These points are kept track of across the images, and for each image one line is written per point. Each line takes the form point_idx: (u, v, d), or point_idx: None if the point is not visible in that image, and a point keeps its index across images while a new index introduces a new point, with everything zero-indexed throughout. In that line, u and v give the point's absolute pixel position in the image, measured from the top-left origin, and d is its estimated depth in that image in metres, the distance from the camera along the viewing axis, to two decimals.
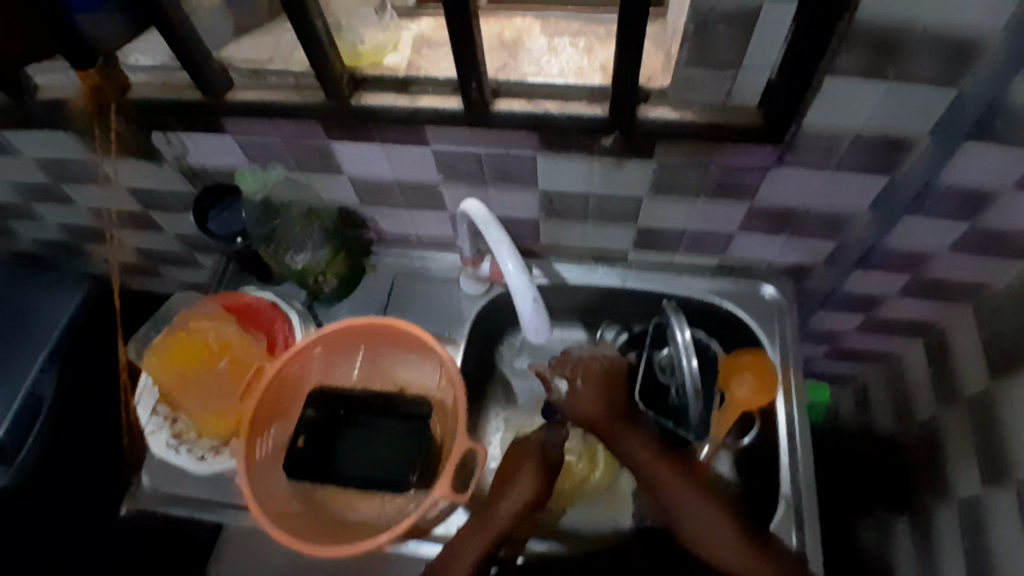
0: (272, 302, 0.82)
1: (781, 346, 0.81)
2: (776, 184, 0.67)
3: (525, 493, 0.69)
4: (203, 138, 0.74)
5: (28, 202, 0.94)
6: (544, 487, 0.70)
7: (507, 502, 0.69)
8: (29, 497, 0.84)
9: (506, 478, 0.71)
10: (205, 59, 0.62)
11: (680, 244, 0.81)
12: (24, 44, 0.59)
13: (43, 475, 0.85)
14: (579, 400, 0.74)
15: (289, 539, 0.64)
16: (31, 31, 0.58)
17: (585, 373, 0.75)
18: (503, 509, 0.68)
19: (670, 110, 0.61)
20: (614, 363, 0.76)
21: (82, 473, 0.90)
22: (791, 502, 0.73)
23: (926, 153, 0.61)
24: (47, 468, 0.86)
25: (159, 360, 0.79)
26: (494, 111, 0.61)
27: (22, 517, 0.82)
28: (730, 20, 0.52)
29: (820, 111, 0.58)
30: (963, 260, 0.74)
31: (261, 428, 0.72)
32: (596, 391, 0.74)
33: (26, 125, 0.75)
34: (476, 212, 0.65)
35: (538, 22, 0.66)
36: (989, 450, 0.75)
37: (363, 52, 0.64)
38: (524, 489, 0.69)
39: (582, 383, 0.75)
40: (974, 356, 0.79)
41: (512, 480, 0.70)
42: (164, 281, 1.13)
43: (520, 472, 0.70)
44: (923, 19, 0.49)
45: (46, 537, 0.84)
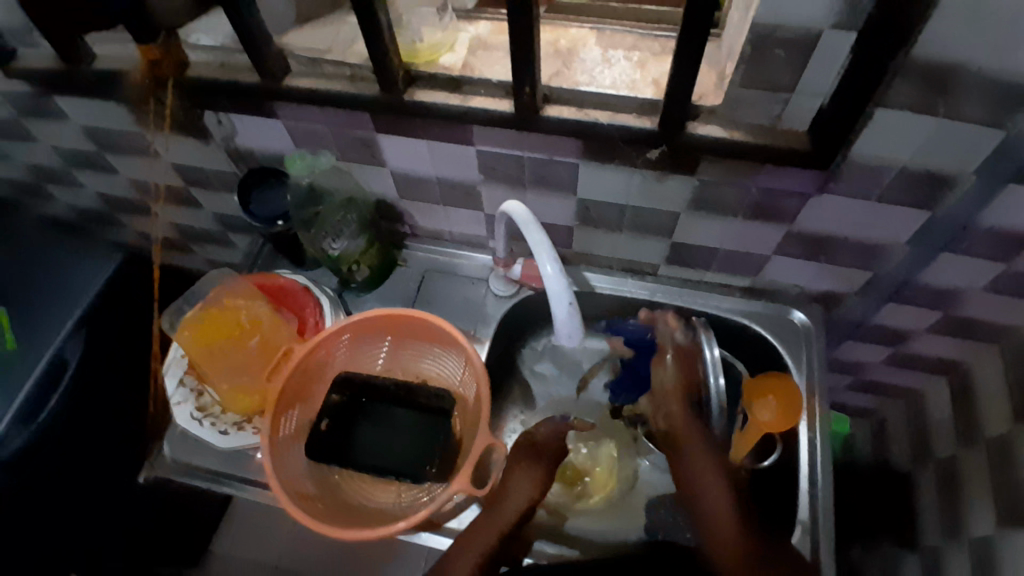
0: (304, 286, 0.84)
1: (806, 371, 0.81)
2: (817, 209, 0.67)
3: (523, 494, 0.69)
4: (253, 121, 0.75)
5: (74, 169, 0.96)
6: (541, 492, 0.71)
7: (510, 504, 0.69)
8: (36, 478, 0.79)
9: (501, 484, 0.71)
10: (266, 44, 0.64)
11: (712, 262, 0.81)
12: None
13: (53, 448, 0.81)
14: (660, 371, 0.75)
15: (307, 519, 0.65)
16: None
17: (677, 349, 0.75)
18: (508, 508, 0.69)
19: (719, 128, 0.61)
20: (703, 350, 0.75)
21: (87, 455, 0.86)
22: (807, 528, 0.73)
23: (970, 191, 0.60)
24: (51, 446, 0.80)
25: (191, 334, 0.79)
26: (543, 116, 0.62)
27: (24, 499, 0.78)
28: (788, 44, 0.53)
29: (867, 141, 0.58)
30: (997, 303, 0.73)
31: (286, 407, 0.73)
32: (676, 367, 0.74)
33: (83, 95, 0.78)
34: (516, 212, 0.65)
35: (592, 31, 0.67)
36: (1007, 495, 0.74)
37: (419, 50, 0.66)
38: (516, 500, 0.69)
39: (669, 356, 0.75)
40: (997, 400, 0.78)
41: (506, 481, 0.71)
42: (196, 258, 1.16)
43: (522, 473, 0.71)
44: (979, 59, 0.49)
45: (46, 517, 0.81)
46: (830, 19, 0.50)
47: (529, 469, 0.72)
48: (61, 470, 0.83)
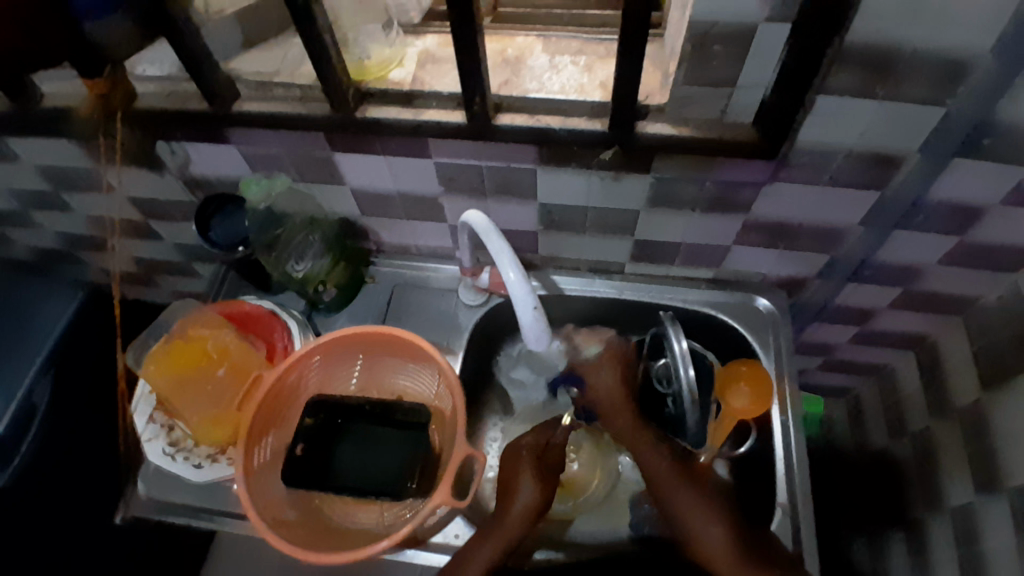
0: (270, 311, 0.83)
1: (775, 357, 0.83)
2: (772, 198, 0.69)
3: (527, 498, 0.68)
4: (206, 148, 0.74)
5: (26, 209, 0.94)
6: (548, 491, 0.70)
7: (519, 506, 0.68)
8: (25, 517, 0.79)
9: (512, 491, 0.70)
10: (213, 71, 0.63)
11: (676, 256, 0.83)
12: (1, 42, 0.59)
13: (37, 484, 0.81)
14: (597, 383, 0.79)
15: (290, 548, 0.64)
16: None
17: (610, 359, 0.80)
18: (516, 510, 0.68)
19: (667, 126, 0.62)
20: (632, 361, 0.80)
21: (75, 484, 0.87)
22: (788, 510, 0.74)
23: (917, 168, 0.62)
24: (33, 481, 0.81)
25: (157, 367, 0.77)
26: (496, 125, 0.62)
27: (21, 531, 0.78)
28: (727, 40, 0.54)
29: (813, 127, 0.60)
30: (953, 274, 0.76)
31: (259, 435, 0.72)
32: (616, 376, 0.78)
33: (29, 134, 0.76)
34: (476, 221, 0.66)
35: (539, 39, 0.68)
36: (982, 460, 0.76)
37: (369, 66, 0.66)
38: (526, 503, 0.68)
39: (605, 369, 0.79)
40: (964, 369, 0.81)
41: (512, 486, 0.70)
42: (161, 290, 1.13)
43: (522, 476, 0.70)
44: (913, 40, 0.51)
45: (47, 546, 0.81)
46: (766, 13, 0.51)
47: (535, 473, 0.70)
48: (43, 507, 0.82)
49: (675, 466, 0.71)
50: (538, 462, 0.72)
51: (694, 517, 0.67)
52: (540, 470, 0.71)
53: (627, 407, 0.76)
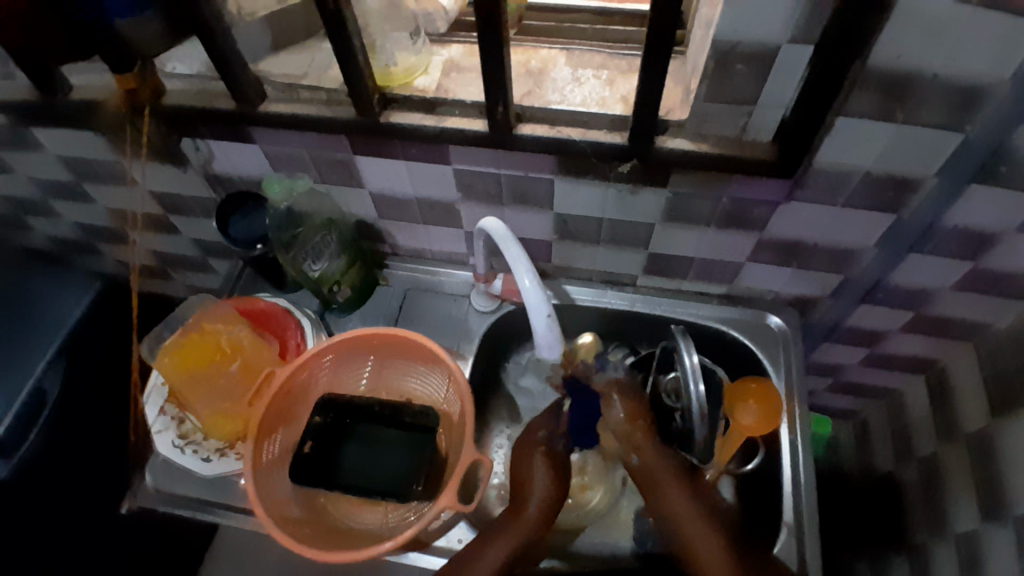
0: (285, 308, 0.85)
1: (785, 375, 0.82)
2: (787, 217, 0.69)
3: (536, 510, 0.69)
4: (230, 146, 0.76)
5: (50, 199, 0.96)
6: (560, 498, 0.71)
7: (529, 515, 0.69)
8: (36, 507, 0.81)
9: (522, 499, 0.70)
10: (242, 71, 0.65)
11: (689, 270, 0.83)
12: (38, 35, 0.61)
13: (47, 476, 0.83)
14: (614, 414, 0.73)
15: (293, 544, 0.65)
16: (30, 26, 0.61)
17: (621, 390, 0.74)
18: (528, 518, 0.69)
19: (686, 141, 0.63)
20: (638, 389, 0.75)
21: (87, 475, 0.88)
22: (793, 529, 0.74)
23: (932, 193, 0.63)
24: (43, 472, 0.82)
25: (171, 360, 0.77)
26: (516, 134, 0.63)
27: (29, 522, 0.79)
28: (748, 59, 0.55)
29: (831, 148, 0.60)
30: (966, 299, 0.76)
31: (269, 432, 0.73)
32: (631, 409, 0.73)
33: (59, 125, 0.78)
34: (493, 228, 0.66)
35: (562, 52, 0.69)
36: (988, 487, 0.76)
37: (394, 73, 0.67)
38: (533, 511, 0.69)
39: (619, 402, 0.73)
40: (974, 395, 0.80)
41: (522, 498, 0.70)
42: (176, 284, 1.15)
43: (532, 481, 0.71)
44: (933, 65, 0.51)
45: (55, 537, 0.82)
46: (788, 34, 0.52)
47: (543, 483, 0.71)
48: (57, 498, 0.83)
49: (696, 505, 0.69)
50: (550, 466, 0.72)
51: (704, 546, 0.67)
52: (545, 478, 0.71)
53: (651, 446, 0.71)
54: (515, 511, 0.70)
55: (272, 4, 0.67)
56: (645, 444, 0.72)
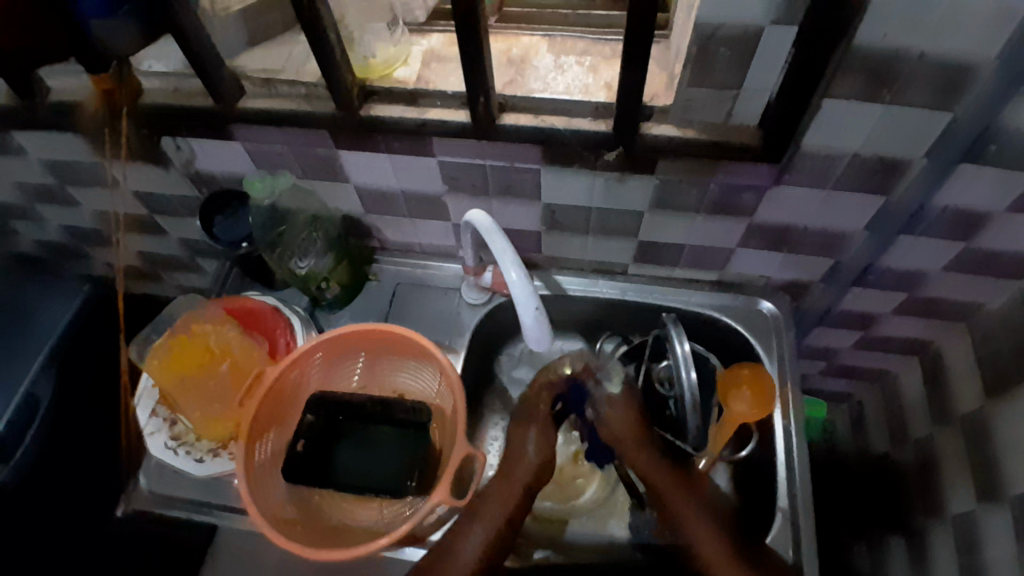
0: (273, 306, 0.83)
1: (778, 361, 0.82)
2: (776, 202, 0.69)
3: (533, 460, 0.72)
4: (213, 145, 0.75)
5: (33, 203, 0.94)
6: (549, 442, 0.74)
7: (524, 464, 0.72)
8: (31, 514, 0.81)
9: (510, 473, 0.72)
10: (219, 68, 0.64)
11: (680, 258, 0.82)
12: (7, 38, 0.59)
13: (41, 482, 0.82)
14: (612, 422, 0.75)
15: (288, 544, 0.65)
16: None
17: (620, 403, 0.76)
18: (519, 468, 0.72)
19: (672, 128, 0.62)
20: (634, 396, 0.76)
21: (82, 480, 0.88)
22: (788, 515, 0.74)
23: (921, 175, 0.62)
24: (36, 481, 0.82)
25: (160, 362, 0.78)
26: (499, 125, 0.62)
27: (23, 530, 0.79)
28: (732, 43, 0.54)
29: (818, 130, 0.59)
30: (958, 281, 0.75)
31: (261, 432, 0.73)
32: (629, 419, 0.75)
33: (37, 129, 0.76)
34: (480, 221, 0.66)
35: (544, 39, 0.68)
36: (984, 469, 0.76)
37: (372, 66, 0.66)
38: (520, 480, 0.71)
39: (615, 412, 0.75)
40: (968, 376, 0.80)
41: (515, 453, 0.73)
42: (166, 285, 1.14)
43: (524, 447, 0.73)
44: (920, 44, 0.50)
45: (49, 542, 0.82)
46: (771, 17, 0.51)
47: (529, 462, 0.72)
48: (51, 505, 0.83)
49: (699, 510, 0.70)
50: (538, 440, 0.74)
51: (708, 542, 0.68)
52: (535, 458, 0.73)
53: (648, 453, 0.72)
54: (501, 480, 0.72)
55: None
56: (642, 445, 0.73)
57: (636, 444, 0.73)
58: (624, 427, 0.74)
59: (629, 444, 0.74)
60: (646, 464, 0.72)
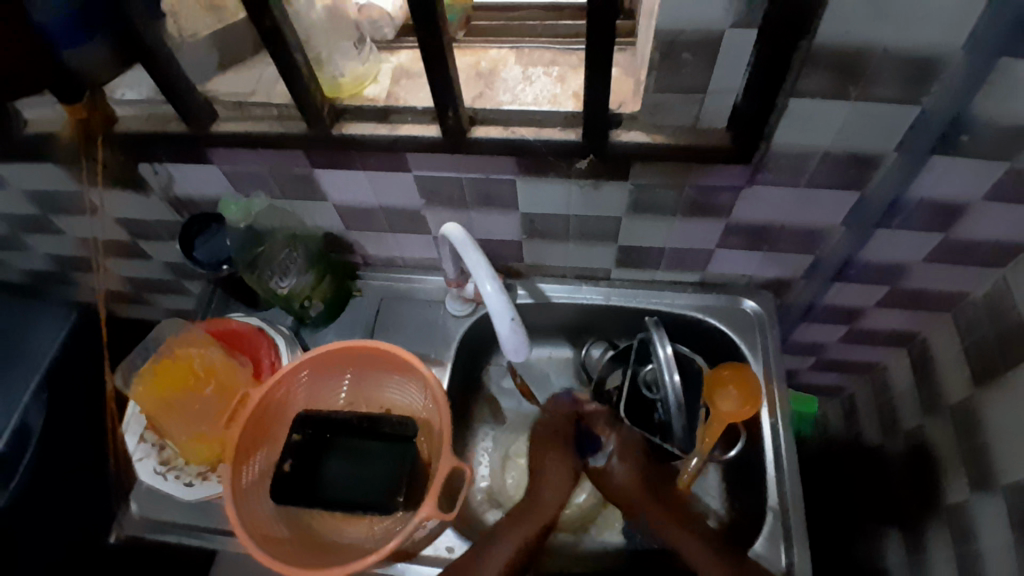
0: (258, 328, 0.83)
1: (763, 358, 0.82)
2: (751, 201, 0.69)
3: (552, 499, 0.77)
4: (190, 168, 0.75)
5: (16, 231, 0.95)
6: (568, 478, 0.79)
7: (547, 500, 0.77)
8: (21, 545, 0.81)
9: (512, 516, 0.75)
10: (191, 93, 0.64)
11: (660, 261, 0.83)
12: None
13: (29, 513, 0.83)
14: (615, 473, 0.78)
15: (277, 565, 0.64)
16: None
17: (620, 445, 0.79)
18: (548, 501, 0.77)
19: (641, 134, 0.63)
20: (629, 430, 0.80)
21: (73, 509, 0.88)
22: (779, 514, 0.73)
23: (892, 169, 0.62)
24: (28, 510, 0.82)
25: (144, 386, 0.78)
26: (471, 137, 0.63)
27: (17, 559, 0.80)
28: (695, 47, 0.54)
29: (787, 129, 0.60)
30: (938, 271, 0.76)
31: (248, 453, 0.73)
32: (632, 466, 0.78)
33: (14, 158, 0.77)
34: (455, 234, 0.66)
35: (512, 51, 0.68)
36: (976, 457, 0.76)
37: (343, 83, 0.66)
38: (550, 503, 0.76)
39: (617, 459, 0.78)
40: (955, 365, 0.80)
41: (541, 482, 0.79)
42: (153, 308, 1.14)
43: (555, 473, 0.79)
44: (881, 40, 0.51)
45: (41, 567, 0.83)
46: (731, 19, 0.51)
47: (544, 490, 0.78)
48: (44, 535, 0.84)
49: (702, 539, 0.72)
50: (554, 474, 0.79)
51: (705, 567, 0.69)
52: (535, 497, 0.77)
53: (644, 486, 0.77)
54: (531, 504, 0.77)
55: (213, 24, 0.67)
56: (644, 490, 0.76)
57: (641, 488, 0.76)
58: (629, 481, 0.77)
59: (639, 497, 0.76)
60: (648, 501, 0.76)
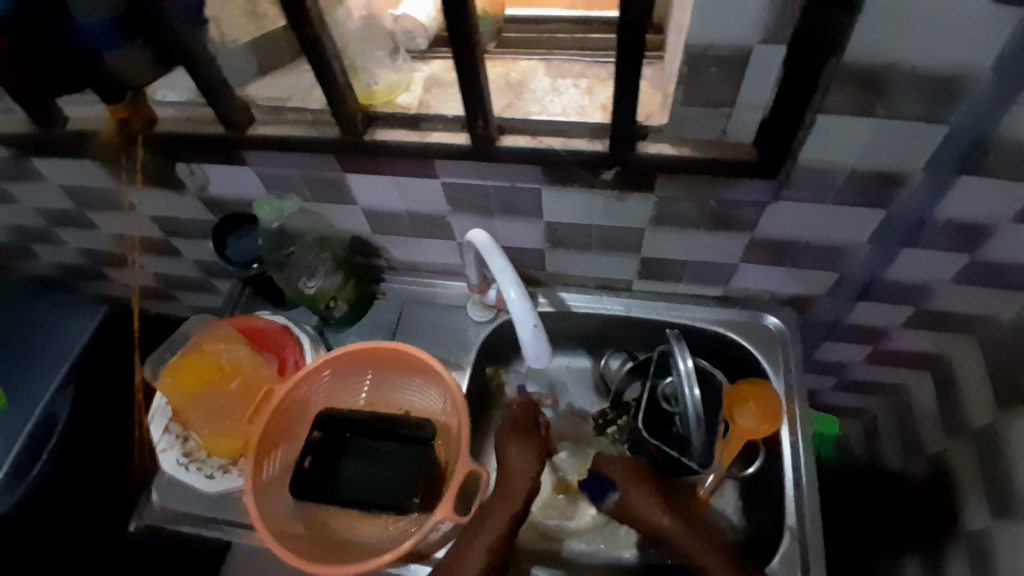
0: (283, 326, 0.85)
1: (784, 375, 0.82)
2: (774, 217, 0.69)
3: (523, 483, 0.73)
4: (224, 169, 0.78)
5: (56, 226, 0.98)
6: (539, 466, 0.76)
7: (516, 485, 0.73)
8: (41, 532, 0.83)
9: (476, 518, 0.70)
10: (228, 96, 0.67)
11: (682, 274, 0.83)
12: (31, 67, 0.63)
13: (49, 502, 0.84)
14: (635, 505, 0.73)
15: (293, 559, 0.65)
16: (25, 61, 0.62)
17: (628, 475, 0.74)
18: (518, 486, 0.73)
19: (667, 146, 0.64)
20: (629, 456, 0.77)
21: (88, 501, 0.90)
22: (796, 532, 0.73)
23: (919, 187, 0.62)
24: (50, 498, 0.84)
25: (171, 380, 0.80)
26: (498, 146, 0.64)
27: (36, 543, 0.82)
28: (722, 62, 0.55)
29: (813, 146, 0.60)
30: (966, 293, 0.75)
31: (269, 449, 0.74)
32: (646, 492, 0.73)
33: (58, 155, 0.80)
34: (479, 240, 0.67)
35: (541, 63, 0.69)
36: (998, 484, 0.74)
37: (376, 91, 0.68)
38: (521, 484, 0.73)
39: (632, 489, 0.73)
40: (980, 389, 0.79)
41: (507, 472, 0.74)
42: (181, 305, 1.17)
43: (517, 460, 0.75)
44: (910, 59, 0.51)
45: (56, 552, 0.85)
46: (759, 35, 0.52)
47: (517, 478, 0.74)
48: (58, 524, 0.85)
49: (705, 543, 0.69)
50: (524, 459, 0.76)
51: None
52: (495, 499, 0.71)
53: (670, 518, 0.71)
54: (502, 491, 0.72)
55: (253, 31, 0.69)
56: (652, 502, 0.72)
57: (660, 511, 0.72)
58: (644, 509, 0.72)
59: (641, 514, 0.72)
60: (673, 529, 0.70)
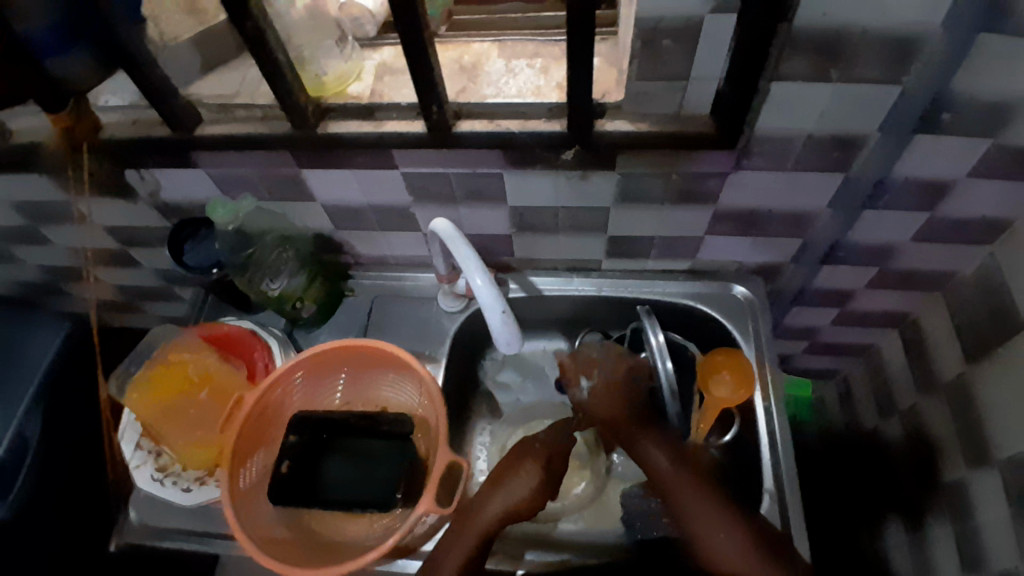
0: (251, 331, 0.83)
1: (755, 344, 0.83)
2: (738, 186, 0.69)
3: (524, 484, 0.71)
4: (176, 173, 0.75)
5: (6, 244, 0.94)
6: (545, 476, 0.72)
7: (515, 488, 0.70)
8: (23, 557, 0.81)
9: (459, 519, 0.69)
10: (172, 96, 0.64)
11: (651, 250, 0.83)
12: None
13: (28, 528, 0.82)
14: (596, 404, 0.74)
15: (277, 566, 0.64)
16: None
17: (604, 377, 0.75)
18: (502, 496, 0.70)
19: (625, 123, 0.63)
20: (619, 358, 0.76)
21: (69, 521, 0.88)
22: (775, 494, 0.74)
23: (878, 149, 0.63)
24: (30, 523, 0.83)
25: (140, 395, 0.78)
26: (455, 132, 0.63)
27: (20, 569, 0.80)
28: (675, 34, 0.54)
29: (772, 115, 0.60)
30: (927, 251, 0.77)
31: (244, 458, 0.72)
32: (609, 396, 0.74)
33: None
34: (442, 229, 0.66)
35: (494, 44, 0.68)
36: (971, 433, 0.77)
37: (326, 82, 0.66)
38: (521, 483, 0.71)
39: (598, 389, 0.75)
40: (948, 344, 0.81)
41: (508, 473, 0.72)
42: (146, 317, 1.14)
43: (525, 462, 0.72)
44: (861, 22, 0.51)
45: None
46: (710, 5, 0.52)
47: (517, 480, 0.71)
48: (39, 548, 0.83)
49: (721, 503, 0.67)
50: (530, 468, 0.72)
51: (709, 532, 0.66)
52: (473, 506, 0.70)
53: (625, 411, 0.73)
54: (492, 488, 0.71)
55: (195, 26, 0.67)
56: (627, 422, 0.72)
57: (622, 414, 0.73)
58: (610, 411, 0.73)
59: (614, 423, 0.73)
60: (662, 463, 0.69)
